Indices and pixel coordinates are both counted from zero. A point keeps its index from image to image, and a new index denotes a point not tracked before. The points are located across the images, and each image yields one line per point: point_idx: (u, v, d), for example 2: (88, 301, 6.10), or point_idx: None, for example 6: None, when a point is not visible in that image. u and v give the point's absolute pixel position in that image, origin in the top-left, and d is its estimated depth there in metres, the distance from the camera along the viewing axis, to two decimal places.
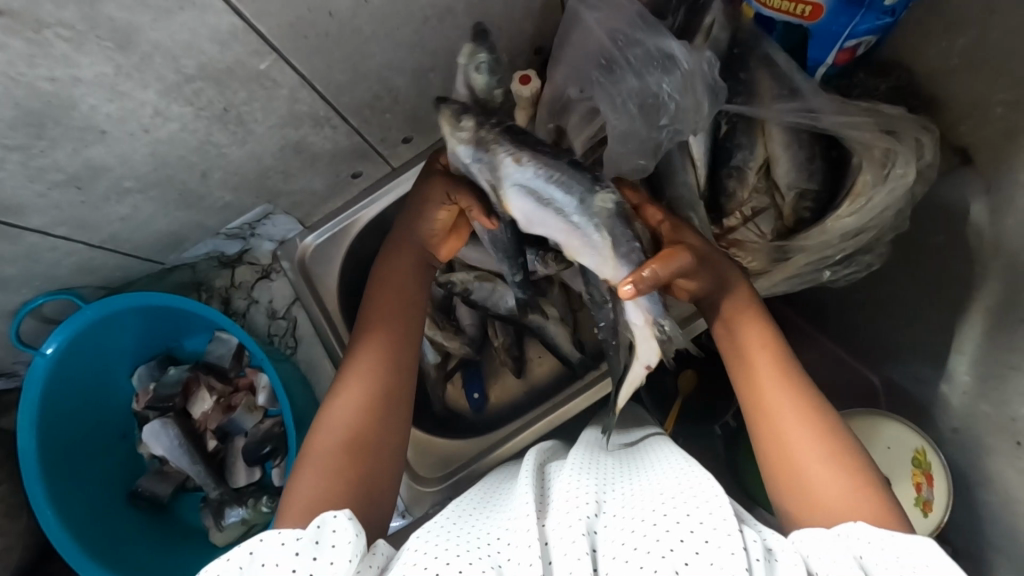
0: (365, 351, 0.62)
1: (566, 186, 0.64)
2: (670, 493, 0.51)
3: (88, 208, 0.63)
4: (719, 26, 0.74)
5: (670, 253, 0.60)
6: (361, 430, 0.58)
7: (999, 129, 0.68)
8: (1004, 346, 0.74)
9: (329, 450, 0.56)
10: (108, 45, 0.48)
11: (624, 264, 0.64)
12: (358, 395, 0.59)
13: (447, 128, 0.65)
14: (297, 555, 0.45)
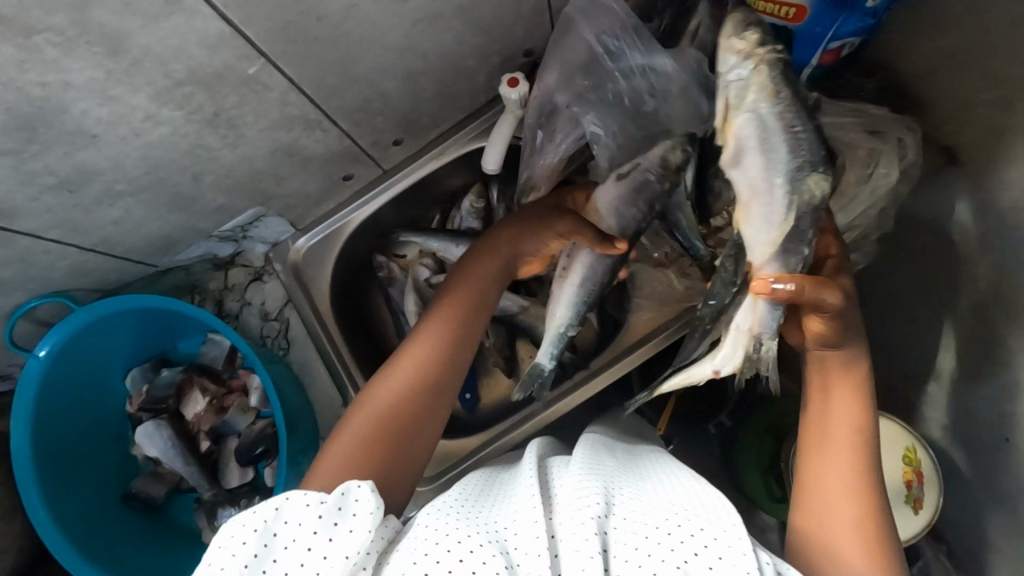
0: (424, 340, 0.62)
1: (796, 146, 0.53)
2: (680, 503, 0.51)
3: (80, 211, 0.64)
4: (704, 29, 0.71)
5: (825, 287, 0.55)
6: (399, 419, 0.58)
7: (984, 128, 0.69)
8: (991, 343, 0.74)
9: (368, 432, 0.56)
10: (97, 51, 0.48)
11: (776, 263, 0.55)
12: (405, 382, 0.59)
13: (724, 46, 0.54)
14: (320, 519, 0.47)
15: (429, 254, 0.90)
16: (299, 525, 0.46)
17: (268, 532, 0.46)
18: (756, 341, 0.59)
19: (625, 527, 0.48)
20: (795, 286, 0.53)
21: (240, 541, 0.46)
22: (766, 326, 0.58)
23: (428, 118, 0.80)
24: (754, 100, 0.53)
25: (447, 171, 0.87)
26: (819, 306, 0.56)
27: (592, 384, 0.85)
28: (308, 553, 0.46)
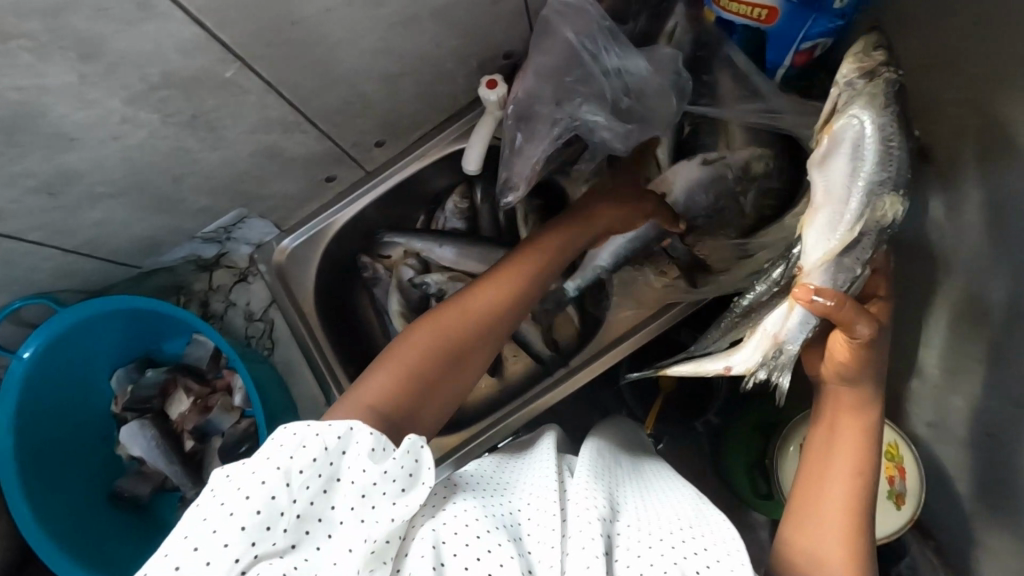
0: (484, 292, 0.65)
1: (888, 164, 0.48)
2: (684, 518, 0.52)
3: (62, 213, 0.65)
4: (681, 30, 0.76)
5: (859, 308, 0.50)
6: (444, 356, 0.59)
7: (954, 127, 0.70)
8: (967, 338, 0.75)
9: (415, 362, 0.58)
10: (72, 55, 0.49)
11: (828, 275, 0.50)
12: (458, 322, 0.62)
13: (848, 56, 0.52)
14: (382, 473, 0.47)
15: (414, 254, 0.90)
16: (361, 471, 0.47)
17: (328, 465, 0.47)
18: (781, 351, 0.53)
19: (630, 532, 0.50)
20: (830, 299, 0.49)
21: (298, 467, 0.45)
22: (793, 335, 0.51)
23: (409, 119, 0.81)
24: (860, 106, 0.50)
25: (430, 172, 0.88)
26: (845, 328, 0.52)
27: (572, 380, 0.88)
28: (361, 499, 0.46)
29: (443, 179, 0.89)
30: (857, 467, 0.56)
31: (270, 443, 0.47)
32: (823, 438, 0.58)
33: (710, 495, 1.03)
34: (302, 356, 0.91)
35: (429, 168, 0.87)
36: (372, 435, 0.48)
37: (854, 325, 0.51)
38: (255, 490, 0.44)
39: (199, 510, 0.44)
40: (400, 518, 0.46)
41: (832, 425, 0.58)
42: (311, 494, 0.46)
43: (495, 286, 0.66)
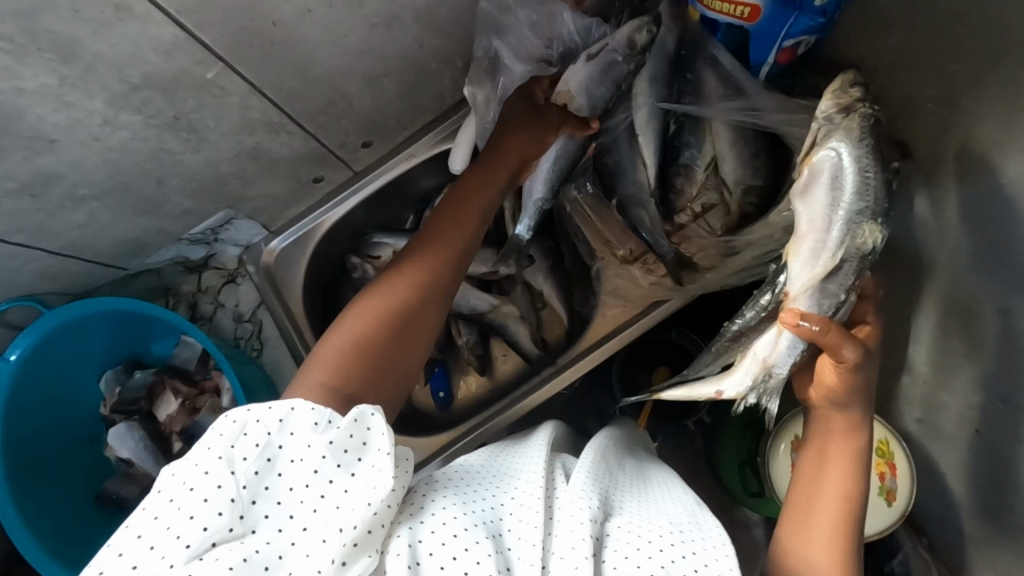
0: (422, 252, 0.64)
1: (865, 193, 0.51)
2: (678, 525, 0.51)
3: (44, 215, 0.65)
4: (665, 28, 0.73)
5: (848, 335, 0.52)
6: (376, 343, 0.57)
7: (934, 124, 0.70)
8: (953, 333, 0.76)
9: (345, 352, 0.56)
10: (49, 57, 0.50)
11: (812, 301, 0.52)
12: (387, 306, 0.59)
13: (827, 92, 0.55)
14: (329, 446, 0.48)
15: None
16: (307, 445, 0.48)
17: (274, 446, 0.47)
18: (769, 372, 0.55)
19: (621, 534, 0.49)
20: (821, 325, 0.51)
21: (241, 454, 0.46)
22: (783, 359, 0.54)
23: (394, 119, 0.81)
24: (838, 139, 0.53)
25: (417, 172, 0.88)
26: (834, 356, 0.53)
27: (558, 380, 0.89)
28: (314, 475, 0.47)
29: (430, 180, 0.90)
30: (846, 486, 0.55)
31: (213, 435, 0.48)
32: (813, 458, 0.58)
33: (702, 495, 1.03)
34: (291, 357, 0.91)
35: (416, 169, 0.87)
36: (313, 408, 0.49)
37: (840, 351, 0.53)
38: (202, 480, 0.45)
39: (151, 509, 0.45)
40: (374, 502, 0.46)
41: (823, 445, 0.58)
42: (253, 465, 0.47)
43: (424, 260, 0.63)
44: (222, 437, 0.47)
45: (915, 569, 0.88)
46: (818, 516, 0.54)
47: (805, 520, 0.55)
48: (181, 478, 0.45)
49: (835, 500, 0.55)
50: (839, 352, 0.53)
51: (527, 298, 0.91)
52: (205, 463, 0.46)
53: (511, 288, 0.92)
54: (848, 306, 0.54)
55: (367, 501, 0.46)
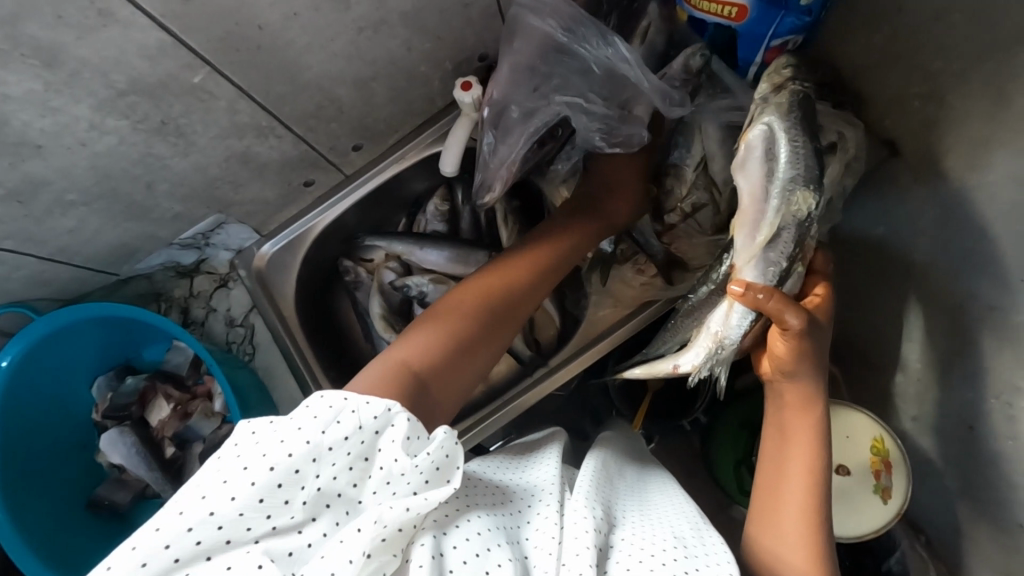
0: (516, 267, 0.70)
1: (798, 158, 0.53)
2: (682, 537, 0.51)
3: (32, 221, 0.65)
4: (654, 30, 0.76)
5: (790, 303, 0.54)
6: (467, 332, 0.63)
7: (920, 121, 0.71)
8: (944, 331, 0.76)
9: (444, 332, 0.62)
10: (33, 63, 0.50)
11: (759, 270, 0.54)
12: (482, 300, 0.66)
13: (762, 79, 0.62)
14: (410, 466, 0.47)
15: (395, 258, 0.90)
16: (393, 459, 0.47)
17: (358, 444, 0.47)
18: (720, 343, 0.57)
19: (626, 546, 0.50)
20: (768, 294, 0.53)
21: (330, 444, 0.46)
22: (734, 333, 0.56)
23: (384, 123, 0.81)
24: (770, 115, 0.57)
25: (408, 174, 0.88)
26: (780, 327, 0.56)
27: (553, 380, 0.88)
28: (383, 485, 0.47)
29: (421, 183, 0.90)
30: (809, 459, 0.57)
31: (305, 412, 0.48)
32: (775, 435, 0.60)
33: (699, 496, 1.03)
34: (284, 361, 0.90)
35: (407, 171, 0.87)
36: (408, 422, 0.49)
37: (790, 320, 0.54)
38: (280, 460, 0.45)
39: (222, 471, 0.45)
40: (414, 508, 0.46)
41: (784, 420, 0.60)
42: (338, 469, 0.46)
43: (518, 277, 0.69)
44: (315, 421, 0.47)
45: (912, 568, 0.87)
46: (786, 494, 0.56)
47: (776, 499, 0.56)
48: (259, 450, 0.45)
49: (800, 474, 0.56)
50: (789, 321, 0.54)
51: None
52: (288, 443, 0.46)
53: None
54: (794, 277, 0.57)
55: (408, 507, 0.46)
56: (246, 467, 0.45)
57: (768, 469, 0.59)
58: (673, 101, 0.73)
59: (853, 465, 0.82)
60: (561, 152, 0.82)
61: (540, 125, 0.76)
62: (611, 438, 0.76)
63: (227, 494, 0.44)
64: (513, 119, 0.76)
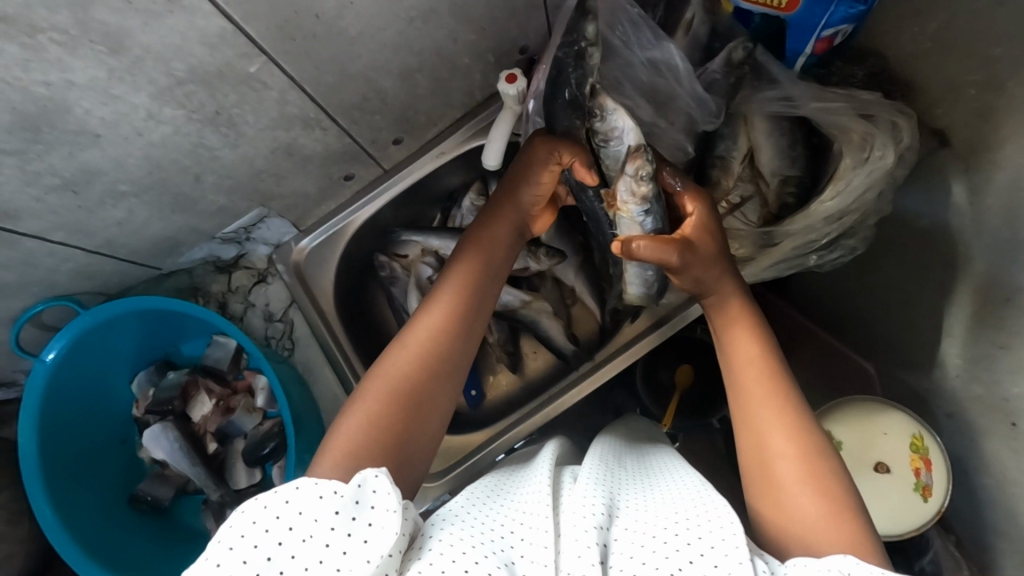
0: (446, 295, 0.60)
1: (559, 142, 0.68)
2: (683, 512, 0.50)
3: (84, 212, 0.64)
4: (698, 21, 0.77)
5: (657, 249, 0.58)
6: (430, 360, 0.57)
7: (973, 110, 0.69)
8: (991, 325, 0.75)
9: (406, 366, 0.56)
10: (100, 49, 0.49)
11: (630, 225, 0.65)
12: (440, 329, 0.58)
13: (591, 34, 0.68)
14: (336, 515, 0.44)
15: (431, 252, 0.89)
16: (313, 521, 0.44)
17: (284, 528, 0.44)
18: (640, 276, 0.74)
19: (628, 536, 0.48)
20: (649, 243, 0.58)
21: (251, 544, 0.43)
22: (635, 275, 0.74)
23: (425, 115, 0.81)
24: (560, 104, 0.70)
25: (445, 169, 0.88)
26: (668, 266, 0.60)
27: (598, 375, 0.86)
28: (325, 549, 0.43)
29: (457, 177, 0.90)
30: (755, 346, 0.60)
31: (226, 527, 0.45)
32: (722, 337, 0.63)
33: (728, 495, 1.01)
34: (325, 358, 0.90)
35: (446, 165, 0.87)
36: (315, 484, 0.44)
37: (654, 254, 0.59)
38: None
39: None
40: (374, 559, 0.43)
41: (725, 322, 0.63)
42: (267, 551, 0.43)
43: (445, 287, 0.61)
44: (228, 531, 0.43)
45: (945, 569, 0.86)
46: (750, 389, 0.58)
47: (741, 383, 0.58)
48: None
49: (751, 364, 0.59)
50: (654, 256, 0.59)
51: (557, 293, 0.93)
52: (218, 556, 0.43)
53: (541, 284, 0.92)
54: (627, 219, 0.65)
55: (367, 558, 0.43)
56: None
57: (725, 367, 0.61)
58: (708, 111, 0.75)
59: (890, 463, 0.81)
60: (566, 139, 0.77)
61: None
62: (608, 433, 0.76)
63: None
64: None
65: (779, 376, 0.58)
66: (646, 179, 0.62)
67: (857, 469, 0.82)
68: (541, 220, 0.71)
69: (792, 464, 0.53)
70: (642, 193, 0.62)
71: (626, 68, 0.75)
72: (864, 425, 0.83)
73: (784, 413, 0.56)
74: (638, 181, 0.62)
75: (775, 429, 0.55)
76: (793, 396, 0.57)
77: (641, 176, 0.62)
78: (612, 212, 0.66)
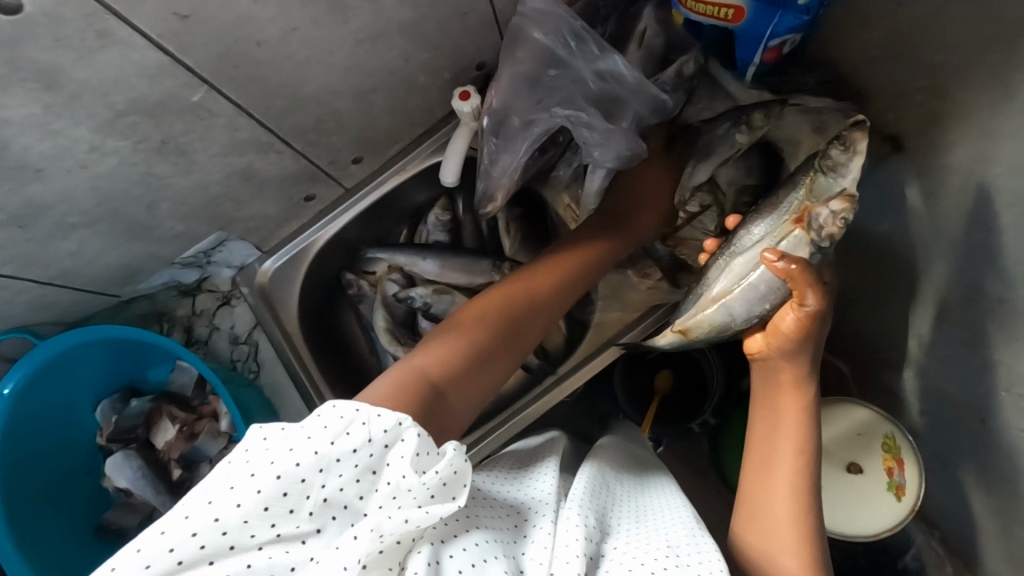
0: (548, 268, 0.71)
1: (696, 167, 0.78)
2: (675, 545, 0.49)
3: (34, 245, 0.64)
4: (652, 32, 0.77)
5: (812, 281, 0.52)
6: (512, 315, 0.64)
7: (922, 116, 0.70)
8: (954, 325, 0.75)
9: (489, 313, 0.64)
10: (33, 87, 0.49)
11: (789, 247, 0.57)
12: (534, 295, 0.67)
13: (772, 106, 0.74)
14: (425, 488, 0.44)
15: (397, 269, 0.90)
16: (400, 476, 0.44)
17: (368, 456, 0.44)
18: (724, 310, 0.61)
19: (618, 555, 0.48)
20: (800, 267, 0.52)
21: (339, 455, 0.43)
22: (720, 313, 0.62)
23: (384, 134, 0.81)
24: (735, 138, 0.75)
25: (410, 185, 0.87)
26: (802, 300, 0.54)
27: (561, 388, 0.86)
28: (390, 499, 0.44)
29: (422, 194, 0.89)
30: (799, 441, 0.55)
31: (316, 419, 0.45)
32: (767, 415, 0.59)
33: (708, 500, 1.02)
34: (291, 380, 0.90)
35: (409, 182, 0.86)
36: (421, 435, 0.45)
37: (806, 284, 0.52)
38: (288, 470, 0.42)
39: (243, 442, 0.45)
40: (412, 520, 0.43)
41: (771, 385, 0.59)
42: (354, 471, 0.44)
43: (552, 262, 0.71)
44: (327, 431, 0.44)
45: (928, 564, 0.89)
46: (777, 480, 0.55)
47: (770, 450, 0.56)
48: (268, 459, 0.43)
49: (788, 432, 0.56)
50: (802, 286, 0.53)
51: None
52: (298, 454, 0.43)
53: None
54: (789, 241, 0.56)
55: (407, 518, 0.43)
56: (254, 474, 0.42)
57: (760, 423, 0.59)
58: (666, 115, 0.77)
59: (863, 463, 0.79)
60: (562, 159, 0.83)
61: (538, 131, 0.77)
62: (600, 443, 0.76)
63: (233, 502, 0.41)
64: (515, 125, 0.76)
65: (812, 467, 0.55)
66: (842, 227, 0.54)
67: (831, 472, 0.80)
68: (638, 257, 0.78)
69: (786, 543, 0.51)
70: (830, 232, 0.54)
71: (575, 84, 0.74)
72: (837, 425, 0.81)
73: (798, 499, 0.53)
74: (834, 222, 0.54)
75: (780, 505, 0.53)
76: (811, 506, 0.54)
77: (839, 222, 0.54)
78: (790, 222, 0.57)
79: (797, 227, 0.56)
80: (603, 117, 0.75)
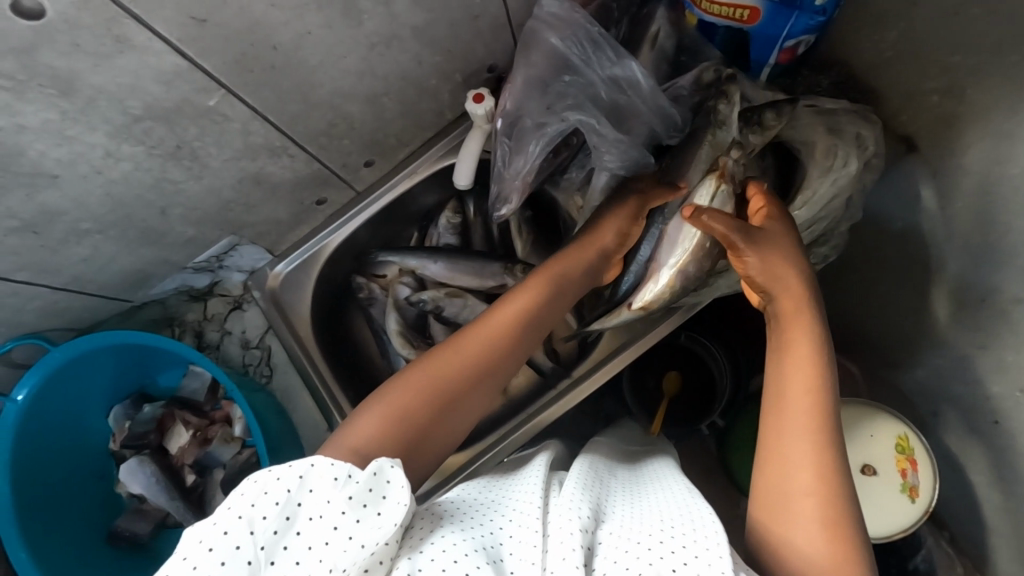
0: (522, 296, 0.64)
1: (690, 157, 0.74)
2: (670, 520, 0.48)
3: (47, 251, 0.64)
4: (664, 34, 0.76)
5: (728, 219, 0.61)
6: (471, 362, 0.58)
7: (937, 117, 0.70)
8: (969, 326, 0.74)
9: (440, 365, 0.57)
10: (50, 92, 0.49)
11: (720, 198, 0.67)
12: (498, 332, 0.61)
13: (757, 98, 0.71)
14: (348, 500, 0.43)
15: (408, 272, 0.88)
16: (326, 501, 0.43)
17: (293, 504, 0.43)
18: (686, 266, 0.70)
19: (613, 540, 0.46)
20: (714, 214, 0.62)
21: (261, 514, 0.42)
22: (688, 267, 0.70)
23: (395, 138, 0.80)
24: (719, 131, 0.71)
25: (420, 189, 0.87)
26: (728, 240, 0.61)
27: (577, 391, 0.85)
28: (333, 532, 0.42)
29: (431, 197, 0.89)
30: (808, 370, 0.55)
31: (233, 496, 0.44)
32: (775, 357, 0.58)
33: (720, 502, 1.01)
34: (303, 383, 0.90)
35: (420, 185, 0.86)
36: (332, 463, 0.44)
37: (723, 222, 0.61)
38: (218, 543, 0.41)
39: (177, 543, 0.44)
40: (369, 545, 0.42)
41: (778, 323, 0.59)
42: (274, 523, 0.42)
43: (526, 293, 0.65)
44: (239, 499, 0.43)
45: (939, 566, 0.83)
46: (786, 421, 0.53)
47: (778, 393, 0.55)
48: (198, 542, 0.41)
49: (795, 368, 0.55)
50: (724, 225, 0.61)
51: None
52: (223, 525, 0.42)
53: None
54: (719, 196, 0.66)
55: (362, 543, 0.42)
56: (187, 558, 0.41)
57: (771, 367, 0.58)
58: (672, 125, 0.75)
59: (877, 463, 0.78)
60: (574, 160, 0.82)
61: (552, 132, 0.76)
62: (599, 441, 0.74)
63: None
64: (528, 126, 0.76)
65: (825, 395, 0.53)
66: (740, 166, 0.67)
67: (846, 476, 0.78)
68: (612, 272, 0.74)
69: (805, 481, 0.50)
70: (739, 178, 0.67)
71: (589, 87, 0.74)
72: (849, 428, 0.79)
73: (814, 434, 0.52)
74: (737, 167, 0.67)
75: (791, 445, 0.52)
76: (831, 438, 0.52)
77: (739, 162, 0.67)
78: (711, 179, 0.67)
79: (717, 181, 0.67)
80: (615, 126, 0.75)
